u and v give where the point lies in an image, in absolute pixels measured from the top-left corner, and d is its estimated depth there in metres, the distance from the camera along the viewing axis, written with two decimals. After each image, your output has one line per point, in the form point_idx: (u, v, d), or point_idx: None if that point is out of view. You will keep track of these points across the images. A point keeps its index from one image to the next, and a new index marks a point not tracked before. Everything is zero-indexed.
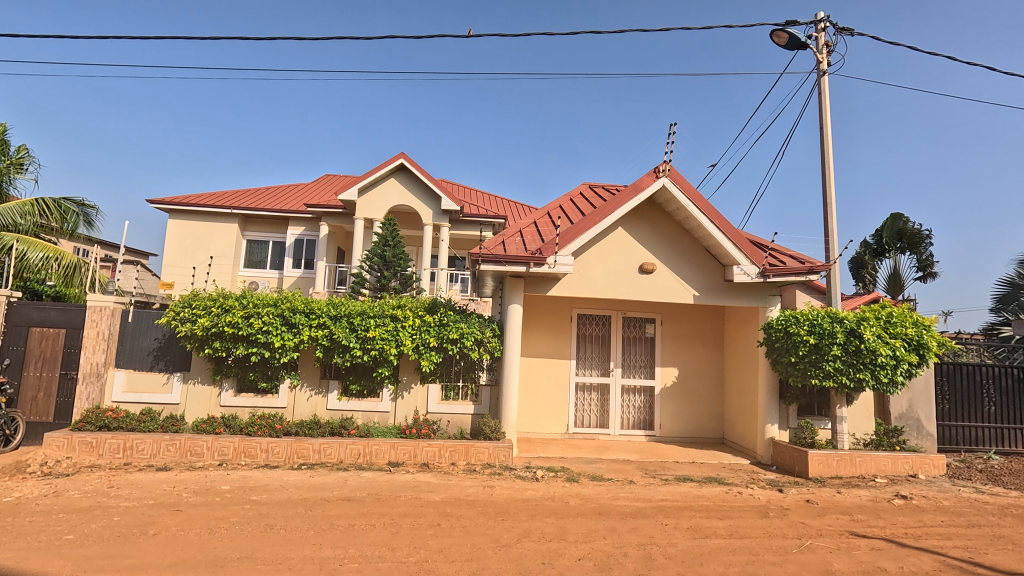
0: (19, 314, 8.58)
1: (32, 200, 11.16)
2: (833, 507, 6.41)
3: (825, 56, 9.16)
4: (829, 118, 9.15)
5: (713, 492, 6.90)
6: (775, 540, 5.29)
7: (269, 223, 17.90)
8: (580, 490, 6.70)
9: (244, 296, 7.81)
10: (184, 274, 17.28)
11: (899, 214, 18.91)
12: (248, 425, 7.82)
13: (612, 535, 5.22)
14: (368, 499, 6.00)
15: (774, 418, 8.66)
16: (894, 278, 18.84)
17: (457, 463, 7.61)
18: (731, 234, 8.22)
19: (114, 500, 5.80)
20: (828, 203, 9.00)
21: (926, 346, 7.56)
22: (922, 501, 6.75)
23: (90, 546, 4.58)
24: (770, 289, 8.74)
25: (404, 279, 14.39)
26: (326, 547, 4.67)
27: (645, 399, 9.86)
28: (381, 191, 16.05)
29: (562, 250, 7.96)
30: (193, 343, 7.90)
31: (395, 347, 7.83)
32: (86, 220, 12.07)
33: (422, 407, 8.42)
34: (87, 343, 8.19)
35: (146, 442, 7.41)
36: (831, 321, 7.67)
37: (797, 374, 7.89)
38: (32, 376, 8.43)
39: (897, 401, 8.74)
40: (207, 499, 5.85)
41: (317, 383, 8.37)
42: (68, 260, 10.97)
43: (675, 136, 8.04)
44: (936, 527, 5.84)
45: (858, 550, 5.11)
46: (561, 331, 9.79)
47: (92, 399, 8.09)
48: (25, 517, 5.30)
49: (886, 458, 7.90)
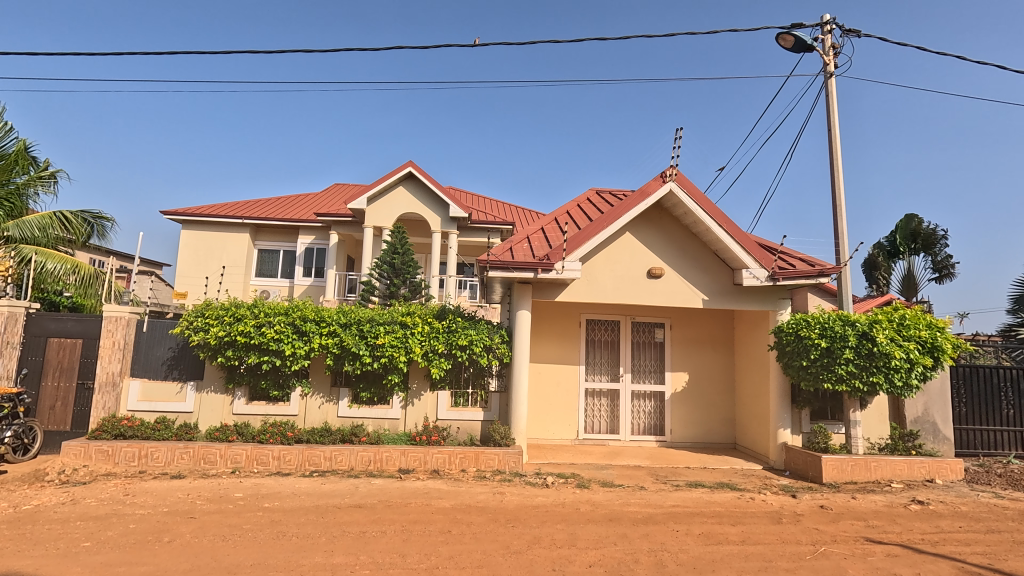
0: (38, 324, 8.75)
1: (50, 213, 11.39)
2: (847, 513, 6.32)
3: (832, 58, 9.13)
4: (837, 119, 9.11)
5: (725, 497, 6.84)
6: (788, 546, 5.24)
7: (280, 233, 18.09)
8: (591, 496, 6.68)
9: (255, 305, 7.91)
10: (198, 284, 17.53)
11: (914, 214, 18.64)
12: (260, 433, 7.91)
13: (623, 542, 5.20)
14: (378, 506, 6.03)
15: (787, 423, 8.58)
16: (907, 279, 18.64)
17: (468, 470, 7.62)
18: (739, 237, 8.18)
19: (130, 508, 5.88)
20: (838, 205, 8.93)
21: (941, 348, 7.45)
22: (939, 506, 6.63)
23: (107, 553, 4.65)
24: (780, 293, 8.72)
25: (413, 286, 14.47)
26: (337, 554, 4.70)
27: (655, 405, 9.83)
28: (391, 199, 16.20)
29: (570, 255, 7.95)
30: (205, 352, 7.99)
31: (404, 354, 7.87)
32: (100, 232, 12.23)
33: (431, 414, 8.46)
34: (103, 352, 8.34)
35: (161, 450, 7.51)
36: (842, 324, 7.62)
37: (808, 378, 7.80)
38: (50, 386, 8.58)
39: (912, 405, 8.63)
40: (220, 507, 5.91)
41: (327, 391, 8.45)
42: (83, 271, 11.18)
43: (681, 140, 8.03)
44: (954, 533, 5.74)
45: (874, 556, 5.05)
46: (570, 336, 9.79)
47: (108, 407, 8.22)
48: (43, 525, 5.38)
49: (902, 462, 7.78)
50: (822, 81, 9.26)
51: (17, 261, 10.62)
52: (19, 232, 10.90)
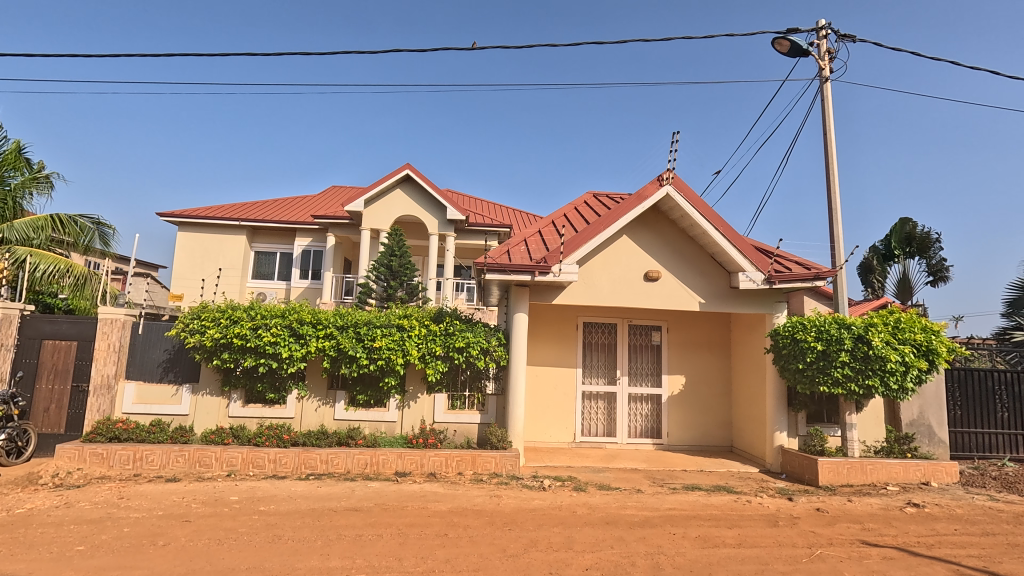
0: (32, 327, 8.70)
1: (47, 215, 11.34)
2: (843, 516, 6.33)
3: (828, 63, 9.19)
4: (832, 123, 9.16)
5: (722, 501, 6.85)
6: (785, 549, 5.25)
7: (277, 235, 18.07)
8: (587, 500, 6.67)
9: (252, 308, 7.89)
10: (193, 287, 17.47)
11: (907, 218, 18.78)
12: (255, 436, 7.87)
13: (620, 545, 5.20)
14: (375, 509, 6.01)
15: (783, 426, 8.62)
16: (904, 283, 18.70)
17: (464, 474, 7.59)
18: (736, 240, 8.21)
19: (125, 511, 5.84)
20: (834, 209, 8.97)
21: (936, 351, 7.49)
22: (934, 510, 6.65)
23: (101, 557, 4.61)
24: (776, 296, 8.76)
25: (410, 288, 14.46)
26: (333, 557, 4.69)
27: (652, 408, 9.84)
28: (389, 202, 16.20)
29: (567, 258, 7.96)
30: (201, 355, 7.94)
31: (402, 357, 7.86)
32: (101, 237, 12.21)
33: (428, 417, 8.44)
34: (98, 354, 8.28)
35: (156, 453, 7.48)
36: (838, 327, 7.63)
37: (805, 381, 7.81)
38: (45, 389, 8.54)
39: (908, 409, 8.70)
40: (215, 511, 5.87)
41: (323, 395, 8.43)
42: (78, 271, 11.15)
43: (677, 144, 8.07)
44: (950, 535, 5.76)
45: (870, 559, 5.06)
46: (566, 340, 9.79)
47: (103, 411, 8.15)
48: (36, 529, 5.34)
49: (898, 466, 7.79)
50: (818, 86, 9.31)
51: (12, 263, 10.56)
52: (15, 234, 10.91)
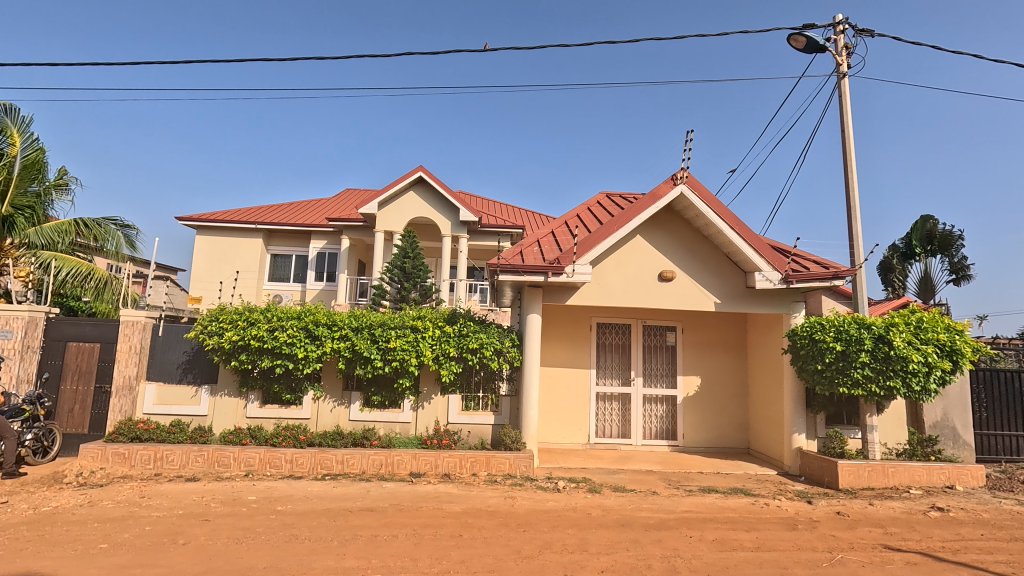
0: (57, 329, 8.92)
1: (71, 220, 11.58)
2: (864, 519, 6.21)
3: (845, 59, 9.03)
4: (850, 119, 9.01)
5: (738, 503, 6.75)
6: (804, 553, 5.16)
7: (293, 238, 18.28)
8: (601, 502, 6.62)
9: (268, 310, 7.99)
10: (212, 289, 17.76)
11: (927, 216, 18.43)
12: (273, 436, 7.96)
13: (635, 548, 5.15)
14: (389, 510, 6.04)
15: (801, 428, 8.48)
16: (924, 281, 18.33)
17: (479, 474, 7.61)
18: (751, 239, 8.09)
19: (146, 510, 5.95)
20: (852, 206, 8.82)
21: (960, 351, 7.31)
22: (959, 514, 6.49)
23: (122, 555, 4.70)
24: (793, 296, 8.62)
25: (424, 290, 14.50)
26: (348, 558, 4.71)
27: (667, 409, 9.76)
28: (402, 204, 16.30)
29: (581, 259, 7.91)
30: (220, 356, 8.07)
31: (416, 359, 7.89)
32: (127, 240, 12.47)
33: (442, 418, 8.47)
34: (120, 356, 8.44)
35: (176, 453, 7.61)
36: (857, 327, 7.48)
37: (824, 383, 7.68)
38: (69, 390, 8.74)
39: (931, 409, 8.44)
40: (234, 510, 5.95)
41: (339, 395, 8.51)
42: (99, 276, 11.37)
43: (691, 143, 7.98)
44: (976, 540, 5.61)
45: (892, 564, 4.96)
46: (580, 341, 9.76)
47: (124, 411, 8.32)
48: (61, 527, 5.46)
49: (920, 468, 7.62)
50: (836, 82, 9.16)
51: (37, 267, 10.89)
52: (41, 239, 11.16)
